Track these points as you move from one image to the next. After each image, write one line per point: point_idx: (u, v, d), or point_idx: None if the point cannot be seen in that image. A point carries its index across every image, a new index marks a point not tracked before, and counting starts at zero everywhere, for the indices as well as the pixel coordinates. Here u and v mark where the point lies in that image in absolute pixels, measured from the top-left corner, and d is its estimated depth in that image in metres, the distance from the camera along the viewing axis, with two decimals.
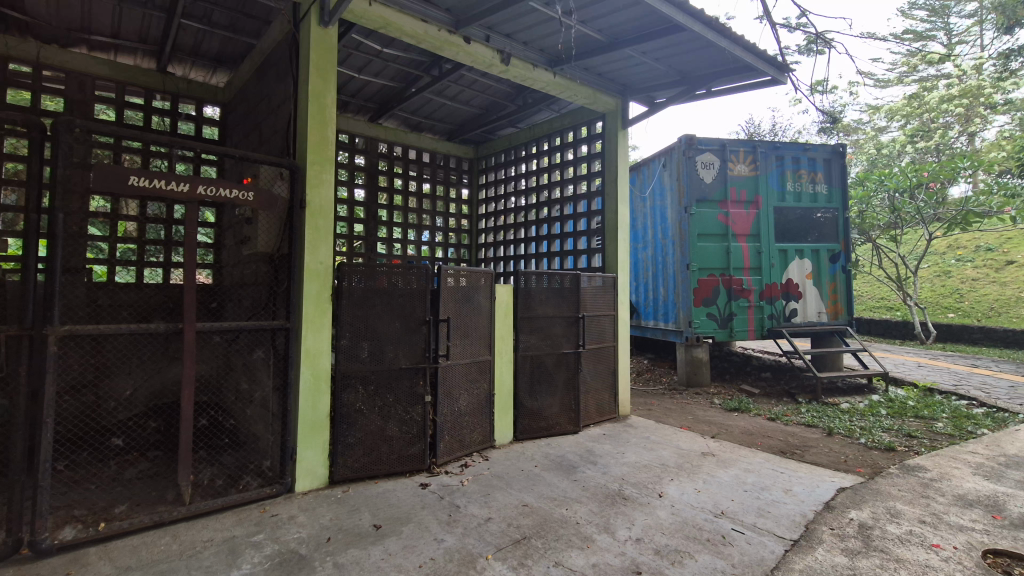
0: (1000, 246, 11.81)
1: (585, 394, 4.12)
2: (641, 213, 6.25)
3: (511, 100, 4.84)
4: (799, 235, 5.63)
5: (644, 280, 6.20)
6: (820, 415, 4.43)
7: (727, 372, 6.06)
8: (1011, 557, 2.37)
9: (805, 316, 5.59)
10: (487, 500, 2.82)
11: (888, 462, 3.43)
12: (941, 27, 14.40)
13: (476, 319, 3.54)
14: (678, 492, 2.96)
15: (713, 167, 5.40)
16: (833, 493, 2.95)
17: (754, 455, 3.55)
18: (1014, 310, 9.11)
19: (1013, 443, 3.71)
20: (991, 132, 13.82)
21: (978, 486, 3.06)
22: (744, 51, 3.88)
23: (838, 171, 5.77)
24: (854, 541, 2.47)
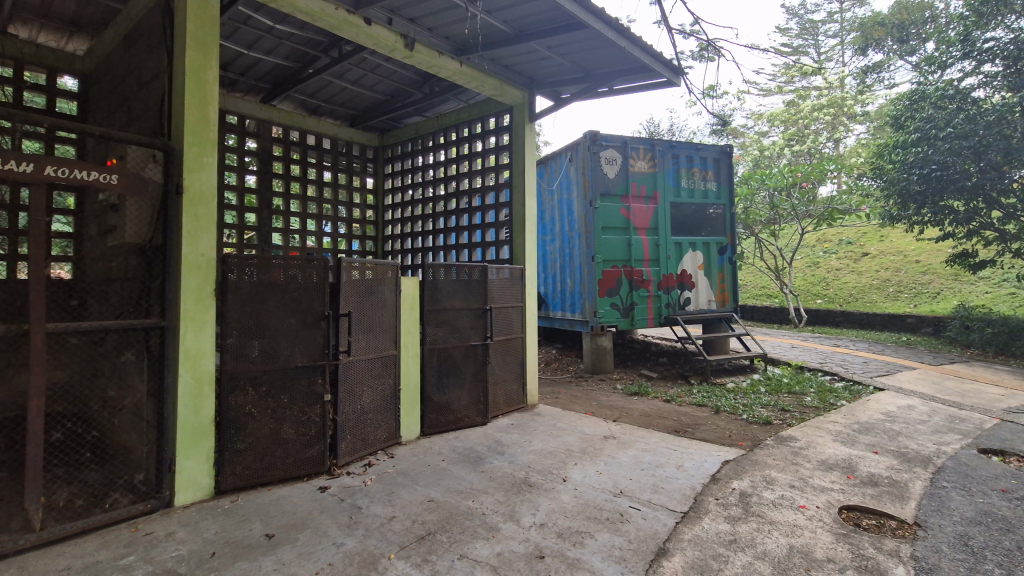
0: (858, 240, 13.48)
1: (494, 386, 4.14)
2: (549, 206, 6.38)
3: (416, 87, 4.71)
4: (692, 229, 6.05)
5: (552, 272, 6.34)
6: (710, 395, 4.80)
7: (629, 359, 6.38)
8: (861, 510, 2.74)
9: (697, 304, 6.03)
10: (391, 499, 2.75)
11: (765, 435, 3.79)
12: (813, 44, 16.11)
13: (380, 312, 3.42)
14: (581, 475, 3.07)
15: (616, 162, 5.60)
16: (718, 466, 3.20)
17: (651, 435, 3.76)
18: (868, 296, 10.46)
19: (864, 412, 4.26)
20: (852, 139, 15.70)
21: (837, 451, 3.47)
22: (642, 52, 4.11)
23: (726, 170, 6.26)
24: (736, 509, 2.70)
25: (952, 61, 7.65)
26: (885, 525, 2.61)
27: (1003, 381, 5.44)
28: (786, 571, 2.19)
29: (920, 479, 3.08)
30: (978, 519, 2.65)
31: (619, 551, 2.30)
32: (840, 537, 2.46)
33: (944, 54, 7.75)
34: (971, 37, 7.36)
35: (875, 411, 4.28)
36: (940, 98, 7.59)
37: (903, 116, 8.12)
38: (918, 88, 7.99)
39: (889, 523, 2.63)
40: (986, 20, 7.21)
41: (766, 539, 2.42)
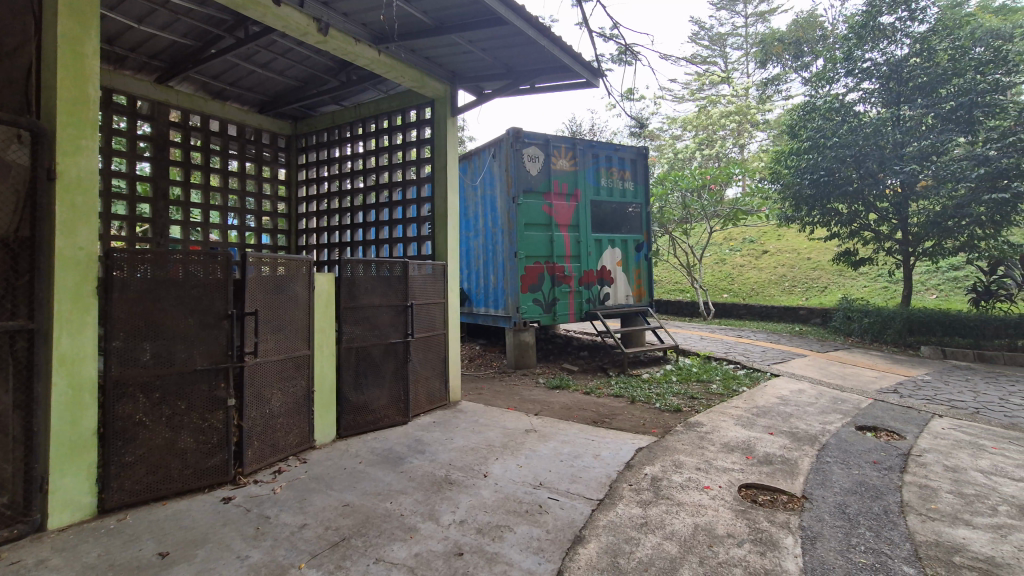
0: (759, 239, 14.64)
1: (415, 383, 4.07)
2: (472, 202, 6.34)
3: (332, 75, 4.51)
4: (611, 226, 6.27)
5: (475, 268, 6.32)
6: (626, 385, 5.01)
7: (551, 354, 6.51)
8: (758, 487, 2.98)
9: (616, 299, 6.26)
10: (303, 506, 2.62)
11: (675, 422, 4.00)
12: (720, 54, 17.26)
13: (292, 311, 3.24)
14: (501, 470, 3.09)
15: (538, 160, 5.67)
16: (632, 453, 3.34)
17: (570, 427, 3.86)
18: (767, 290, 11.38)
19: (762, 397, 4.63)
20: (755, 145, 16.99)
21: (738, 434, 3.74)
22: (562, 52, 4.20)
23: (642, 171, 6.54)
24: (647, 493, 2.83)
25: (838, 76, 8.49)
26: (778, 500, 2.86)
27: (877, 365, 6.13)
28: (691, 548, 2.34)
29: (808, 456, 3.39)
30: (854, 489, 2.97)
31: (537, 542, 2.33)
32: (740, 513, 2.66)
33: (831, 71, 8.62)
34: (853, 56, 8.27)
35: (771, 396, 4.67)
36: (828, 110, 8.39)
37: (797, 125, 8.87)
38: (810, 101, 8.76)
39: (781, 498, 2.87)
40: (865, 42, 8.11)
41: (674, 520, 2.57)
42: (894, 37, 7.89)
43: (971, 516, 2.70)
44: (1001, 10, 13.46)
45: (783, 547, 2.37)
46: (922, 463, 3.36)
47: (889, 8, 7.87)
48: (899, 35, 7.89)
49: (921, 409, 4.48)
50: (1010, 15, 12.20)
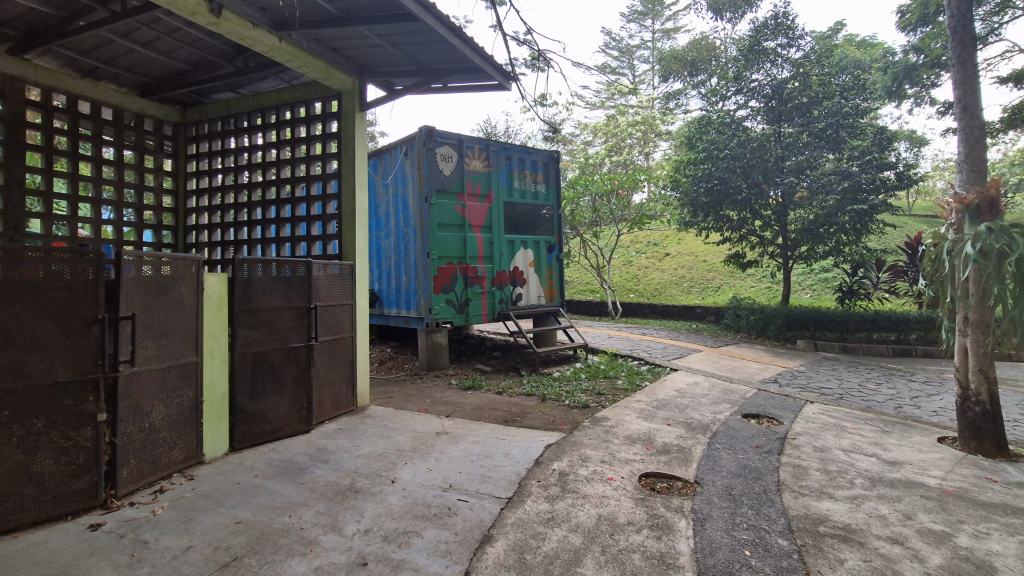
0: (661, 242, 15.59)
1: (319, 389, 3.89)
2: (383, 200, 6.17)
3: (227, 60, 4.20)
4: (524, 227, 6.39)
5: (387, 269, 6.16)
6: (537, 384, 5.11)
7: (464, 354, 6.50)
8: (656, 476, 3.17)
9: (528, 299, 6.39)
10: (187, 527, 2.40)
11: (583, 418, 4.15)
12: (629, 67, 18.15)
13: (177, 314, 2.96)
14: (410, 475, 3.03)
15: (451, 160, 5.63)
16: (541, 450, 3.42)
17: (481, 427, 3.87)
18: (668, 291, 12.15)
19: (662, 391, 4.94)
20: (658, 154, 18.08)
21: (639, 426, 3.96)
22: (473, 52, 4.21)
23: (554, 174, 6.71)
24: (555, 488, 2.91)
25: (729, 94, 9.18)
26: (674, 486, 3.05)
27: (760, 358, 6.76)
28: (594, 538, 2.43)
29: (700, 444, 3.66)
30: (739, 472, 3.24)
31: (444, 545, 2.31)
32: (639, 501, 2.81)
33: (724, 89, 9.30)
34: (742, 77, 9.01)
35: (670, 389, 4.98)
36: (721, 125, 9.09)
37: (694, 137, 9.47)
38: (705, 115, 9.40)
39: (676, 484, 3.07)
40: (752, 64, 8.88)
41: (580, 513, 2.66)
42: (776, 61, 8.73)
43: (834, 490, 3.05)
44: (861, 46, 15.41)
45: (676, 531, 2.53)
46: (795, 445, 3.75)
47: (772, 34, 8.71)
48: (780, 59, 8.74)
49: (795, 396, 5.00)
50: (868, 50, 14.02)
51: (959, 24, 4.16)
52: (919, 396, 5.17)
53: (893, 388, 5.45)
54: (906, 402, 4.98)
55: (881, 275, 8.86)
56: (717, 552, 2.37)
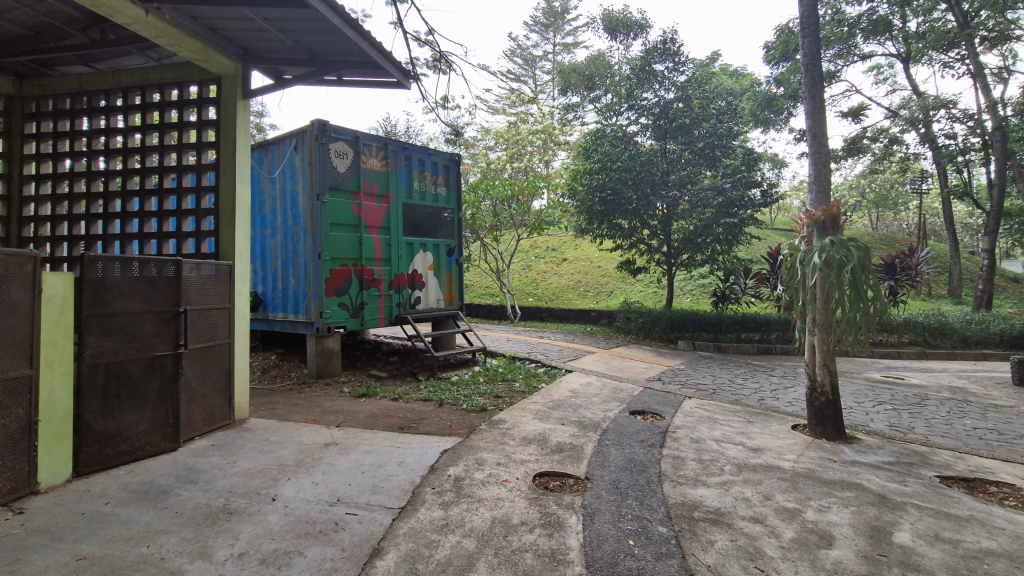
0: (559, 247, 16.16)
1: (189, 403, 3.51)
2: (269, 196, 5.75)
3: (80, 30, 3.67)
4: (423, 230, 6.30)
5: (272, 270, 5.74)
6: (435, 389, 5.04)
7: (358, 360, 6.24)
8: (549, 474, 3.25)
9: (427, 303, 6.33)
10: (11, 571, 2.03)
11: (480, 421, 4.15)
12: (531, 76, 18.67)
13: (6, 319, 2.51)
14: (294, 490, 2.83)
15: (346, 157, 5.39)
16: (437, 456, 3.36)
17: (374, 435, 3.73)
18: (565, 295, 12.63)
19: (557, 392, 5.09)
20: (558, 162, 18.76)
21: (535, 427, 4.04)
22: (371, 47, 4.09)
23: (454, 177, 6.70)
24: (449, 494, 2.87)
25: (622, 110, 9.77)
26: (565, 484, 3.15)
27: (647, 358, 7.25)
28: (488, 541, 2.43)
29: (591, 441, 3.83)
30: (625, 466, 3.43)
31: (330, 562, 2.18)
32: (532, 501, 2.86)
33: (617, 105, 9.86)
34: (634, 94, 9.62)
35: (565, 390, 5.16)
36: (614, 138, 9.62)
37: (590, 148, 9.91)
38: (600, 129, 9.89)
39: (568, 482, 3.18)
40: (643, 83, 9.52)
41: (474, 517, 2.65)
42: (662, 83, 9.44)
43: (707, 477, 3.34)
44: (734, 75, 17.20)
45: (567, 527, 2.61)
46: (675, 437, 4.04)
47: (660, 57, 9.44)
48: (667, 81, 9.47)
49: (676, 392, 5.40)
50: (739, 80, 15.67)
51: (811, 65, 4.79)
52: (778, 389, 5.83)
53: (757, 383, 6.10)
54: (767, 395, 5.60)
55: (749, 281, 9.89)
56: (604, 544, 2.47)
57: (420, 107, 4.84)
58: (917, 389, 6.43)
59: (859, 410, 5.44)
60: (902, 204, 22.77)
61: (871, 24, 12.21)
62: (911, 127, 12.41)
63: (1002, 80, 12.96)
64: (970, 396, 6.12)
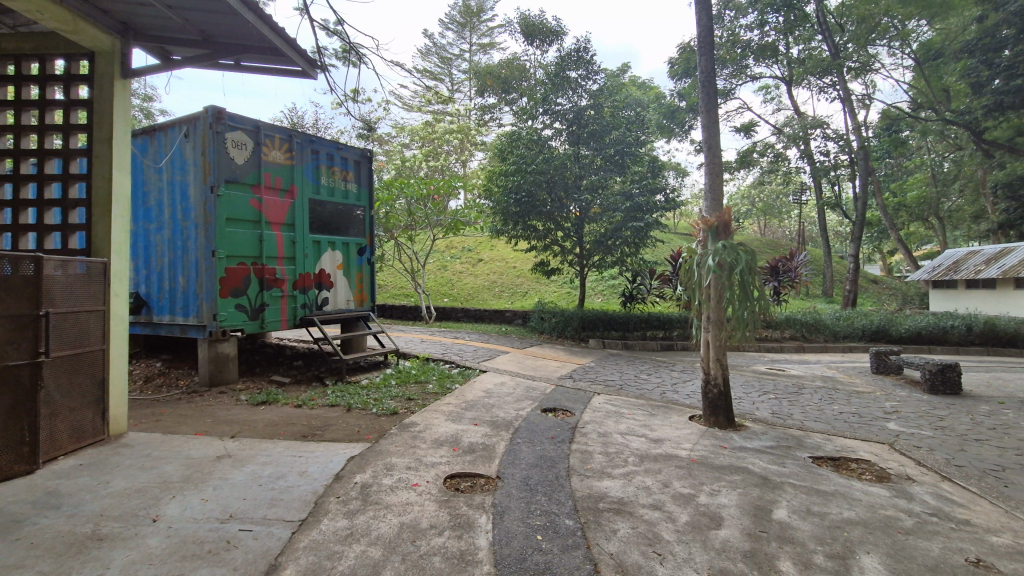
0: (475, 248, 16.18)
1: (50, 419, 3.09)
2: (154, 187, 5.22)
3: None
4: (332, 227, 6.04)
5: (158, 269, 5.22)
6: (343, 393, 4.84)
7: (258, 366, 5.84)
8: (460, 476, 3.23)
9: (335, 304, 6.07)
10: None
11: (390, 425, 4.04)
12: (447, 74, 18.53)
13: None
14: (179, 509, 2.58)
15: (245, 147, 5.04)
16: (342, 463, 3.22)
17: (274, 445, 3.51)
18: (481, 296, 12.68)
19: (470, 392, 5.08)
20: (474, 162, 18.75)
21: (447, 429, 4.00)
22: (274, 34, 3.86)
23: (365, 174, 6.49)
24: (355, 502, 2.77)
25: (537, 114, 9.98)
26: (476, 484, 3.15)
27: (558, 356, 7.46)
28: (395, 548, 2.37)
29: (503, 440, 3.86)
30: (536, 463, 3.49)
31: None
32: (442, 503, 2.83)
33: (532, 109, 10.05)
34: (548, 99, 9.84)
35: (478, 390, 5.16)
36: (529, 141, 9.80)
37: (505, 150, 10.01)
38: (516, 131, 10.03)
39: (479, 482, 3.18)
40: (557, 89, 9.79)
41: (380, 524, 2.57)
42: (575, 90, 9.76)
43: (612, 469, 3.49)
44: (641, 87, 18.17)
45: (477, 527, 2.61)
46: (583, 433, 4.19)
47: (574, 65, 9.76)
48: (580, 88, 9.81)
49: (586, 389, 5.60)
50: (645, 92, 16.56)
51: (706, 82, 5.17)
52: (677, 383, 6.23)
53: (659, 378, 6.47)
54: (668, 389, 5.96)
55: (653, 282, 10.50)
56: (512, 541, 2.50)
57: (329, 98, 4.65)
58: (795, 379, 7.16)
59: (747, 400, 5.95)
60: (784, 212, 25.30)
61: (760, 48, 13.42)
62: (792, 144, 13.81)
63: (865, 105, 14.79)
64: (838, 385, 6.91)
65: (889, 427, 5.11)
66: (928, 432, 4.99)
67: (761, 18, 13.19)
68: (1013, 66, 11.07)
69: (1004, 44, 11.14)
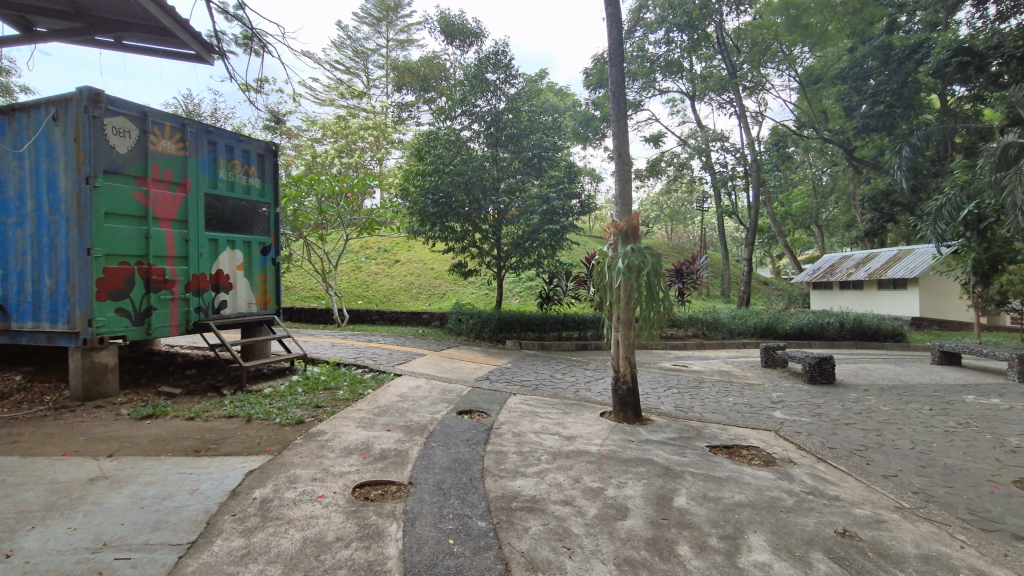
0: (391, 248, 15.80)
1: None
2: (14, 176, 4.57)
3: None
4: (231, 225, 5.63)
5: (18, 269, 4.58)
6: (242, 403, 4.51)
7: (143, 376, 5.30)
8: (370, 485, 3.13)
9: (234, 307, 5.67)
10: None
11: (295, 435, 3.83)
12: (362, 69, 17.97)
13: None
14: (39, 542, 2.28)
15: (128, 135, 4.56)
16: (240, 479, 3.01)
17: (160, 463, 3.20)
18: (397, 298, 12.41)
19: (383, 397, 4.95)
20: (392, 160, 18.31)
21: (357, 437, 3.86)
22: (165, 16, 3.53)
23: (270, 169, 6.11)
24: (253, 519, 2.59)
25: (456, 114, 9.95)
26: (387, 492, 3.07)
27: (476, 358, 7.46)
28: (297, 564, 2.25)
29: (416, 445, 3.79)
30: (449, 467, 3.47)
31: None
32: (350, 514, 2.73)
33: (450, 110, 10.00)
34: (467, 100, 9.84)
35: (392, 395, 5.04)
36: (447, 142, 9.75)
37: (422, 150, 9.87)
38: (433, 131, 9.92)
39: (390, 489, 3.10)
40: (476, 90, 9.81)
41: (281, 540, 2.42)
42: (492, 93, 9.82)
43: (525, 468, 3.54)
44: (558, 94, 18.69)
45: (386, 536, 2.54)
46: (497, 434, 4.21)
47: (492, 68, 9.82)
48: (498, 91, 9.89)
49: (502, 390, 5.65)
50: (562, 99, 17.07)
51: (617, 93, 5.41)
52: (590, 382, 6.45)
53: (573, 376, 6.67)
54: (581, 387, 6.17)
55: (569, 284, 10.83)
56: (423, 548, 2.46)
57: (239, 88, 4.51)
58: (696, 374, 7.68)
59: (653, 395, 6.30)
60: (688, 218, 27.13)
61: (667, 64, 14.32)
62: (696, 155, 14.84)
63: (758, 122, 16.20)
64: (733, 378, 7.51)
65: (775, 415, 5.63)
66: (807, 418, 5.55)
67: (668, 35, 14.01)
68: (876, 93, 12.65)
69: (870, 74, 12.69)
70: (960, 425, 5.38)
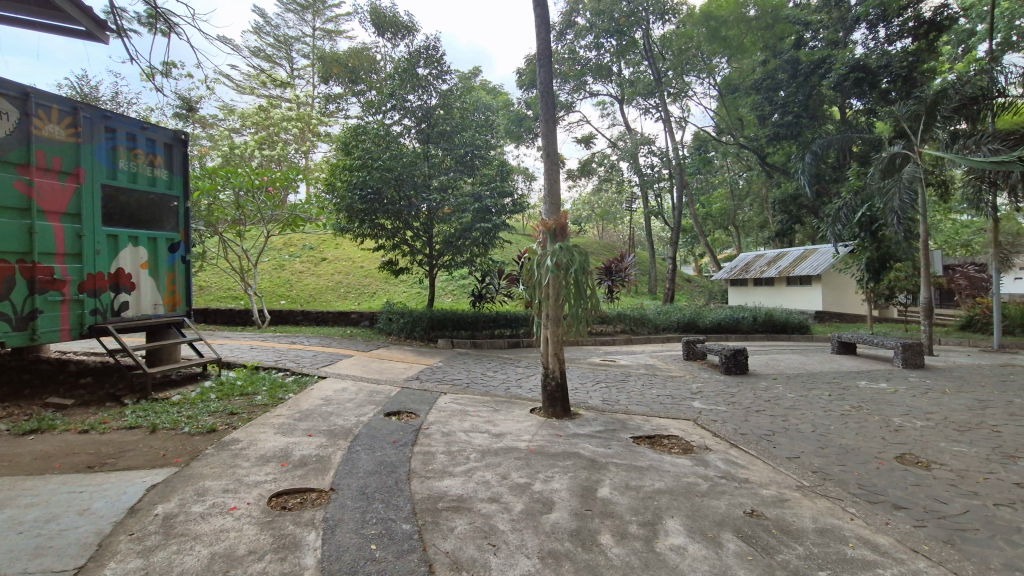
0: (317, 246, 15.19)
1: None
2: None
3: None
4: (134, 219, 5.19)
5: None
6: (146, 413, 4.18)
7: (29, 387, 4.78)
8: (288, 493, 3.00)
9: (138, 309, 5.23)
10: None
11: (205, 444, 3.60)
12: (285, 58, 17.10)
13: None
14: None
15: (6, 117, 4.08)
16: (140, 495, 2.78)
17: (45, 482, 2.90)
18: (323, 297, 11.95)
19: (305, 401, 4.75)
20: (318, 154, 17.59)
21: (275, 444, 3.68)
22: None
23: (178, 160, 5.68)
24: (154, 537, 2.41)
25: (386, 109, 9.72)
26: (306, 500, 2.95)
27: (406, 357, 7.34)
28: None
29: (339, 450, 3.67)
30: (374, 470, 3.39)
31: None
32: (265, 525, 2.60)
33: (380, 103, 9.75)
34: (397, 95, 9.64)
35: (315, 399, 4.85)
36: (377, 136, 9.49)
37: (350, 144, 9.55)
38: (362, 125, 9.64)
39: (309, 496, 2.99)
40: (406, 85, 9.62)
41: (185, 558, 2.27)
42: (423, 89, 9.68)
43: (453, 468, 3.53)
44: (491, 92, 18.73)
45: (303, 545, 2.45)
46: (425, 434, 4.16)
47: (424, 63, 9.69)
48: (430, 87, 9.76)
49: (432, 390, 5.59)
50: (495, 97, 17.11)
51: (545, 94, 5.49)
52: (520, 379, 6.52)
53: (504, 374, 6.72)
54: (512, 384, 6.22)
55: (501, 282, 10.88)
56: (344, 555, 2.39)
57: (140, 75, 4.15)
58: (622, 368, 7.97)
59: (581, 390, 6.47)
60: (618, 218, 28.09)
61: (597, 67, 14.71)
62: (625, 157, 15.37)
63: (682, 127, 17.01)
64: (657, 372, 7.85)
65: (694, 405, 5.95)
66: (722, 407, 5.91)
67: (597, 40, 14.42)
68: (786, 104, 13.66)
69: (780, 85, 13.68)
70: (853, 409, 5.94)
